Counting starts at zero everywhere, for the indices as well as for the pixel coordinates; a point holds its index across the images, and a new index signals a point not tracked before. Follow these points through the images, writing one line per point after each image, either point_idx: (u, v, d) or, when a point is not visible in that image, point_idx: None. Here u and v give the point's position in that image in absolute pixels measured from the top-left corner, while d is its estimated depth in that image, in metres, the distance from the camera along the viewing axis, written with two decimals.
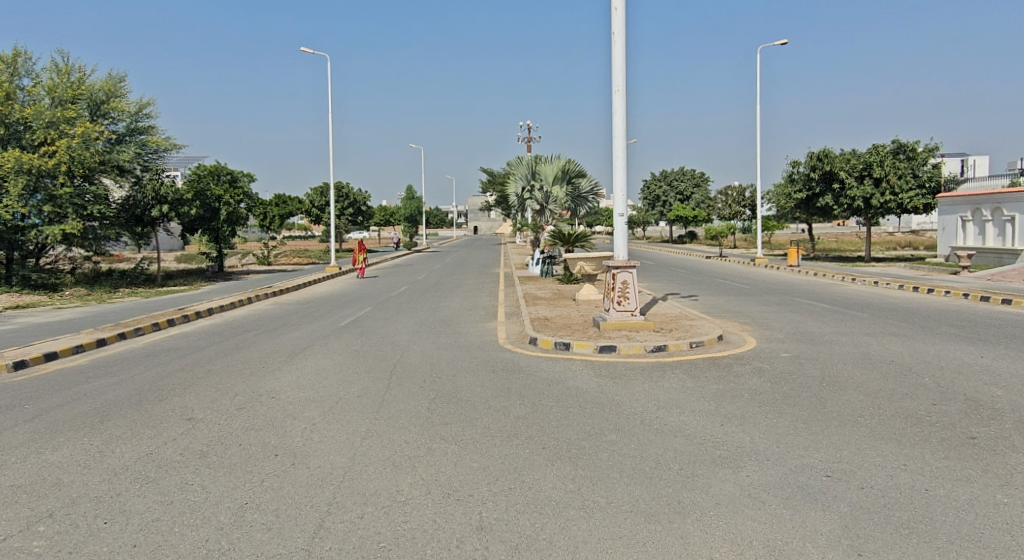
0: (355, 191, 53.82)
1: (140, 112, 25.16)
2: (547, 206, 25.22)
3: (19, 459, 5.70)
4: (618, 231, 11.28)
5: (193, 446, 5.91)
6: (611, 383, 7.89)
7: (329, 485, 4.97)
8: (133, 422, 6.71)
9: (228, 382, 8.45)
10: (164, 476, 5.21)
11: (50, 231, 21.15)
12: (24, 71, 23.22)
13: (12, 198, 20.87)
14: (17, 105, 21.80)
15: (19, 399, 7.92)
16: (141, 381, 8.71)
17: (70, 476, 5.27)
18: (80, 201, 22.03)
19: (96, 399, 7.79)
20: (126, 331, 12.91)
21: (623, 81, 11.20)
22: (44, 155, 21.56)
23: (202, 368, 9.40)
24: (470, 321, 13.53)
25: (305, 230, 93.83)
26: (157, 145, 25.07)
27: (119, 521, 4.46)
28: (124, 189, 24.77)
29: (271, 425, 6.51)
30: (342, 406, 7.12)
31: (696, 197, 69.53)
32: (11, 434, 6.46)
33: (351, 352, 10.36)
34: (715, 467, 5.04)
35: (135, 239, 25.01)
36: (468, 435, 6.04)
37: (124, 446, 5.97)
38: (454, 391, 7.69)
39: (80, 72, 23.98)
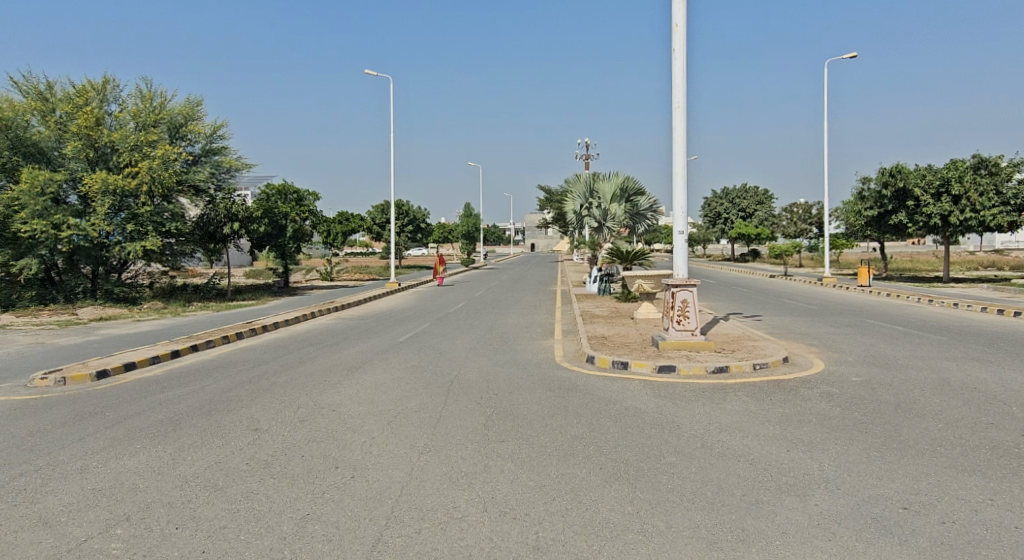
0: (414, 209, 54.77)
1: (215, 134, 26.25)
2: (604, 223, 24.91)
3: (99, 464, 5.96)
4: (678, 249, 11.09)
5: (259, 456, 6.07)
6: (670, 404, 7.72)
7: (387, 498, 5.01)
8: (204, 432, 6.94)
9: (292, 394, 8.65)
10: (231, 485, 5.35)
11: (132, 248, 22.39)
12: (113, 97, 24.56)
13: (98, 217, 22.05)
14: (105, 130, 23.03)
15: (99, 407, 8.29)
16: (210, 391, 9.00)
17: (146, 482, 5.46)
18: (158, 220, 23.22)
19: (169, 408, 8.08)
20: (198, 343, 13.41)
21: (684, 96, 11.08)
22: (128, 176, 22.80)
23: (268, 380, 9.66)
24: (526, 338, 13.55)
25: (366, 247, 96.48)
26: (231, 165, 26.02)
27: (190, 527, 4.59)
28: (199, 208, 25.83)
29: (332, 437, 6.63)
30: (400, 421, 7.18)
31: (759, 214, 68.18)
32: (93, 439, 6.78)
33: (409, 367, 10.49)
34: (781, 495, 4.86)
35: (208, 255, 26.02)
36: (524, 453, 6.00)
37: (196, 454, 6.17)
38: (511, 408, 7.67)
39: (162, 97, 25.16)
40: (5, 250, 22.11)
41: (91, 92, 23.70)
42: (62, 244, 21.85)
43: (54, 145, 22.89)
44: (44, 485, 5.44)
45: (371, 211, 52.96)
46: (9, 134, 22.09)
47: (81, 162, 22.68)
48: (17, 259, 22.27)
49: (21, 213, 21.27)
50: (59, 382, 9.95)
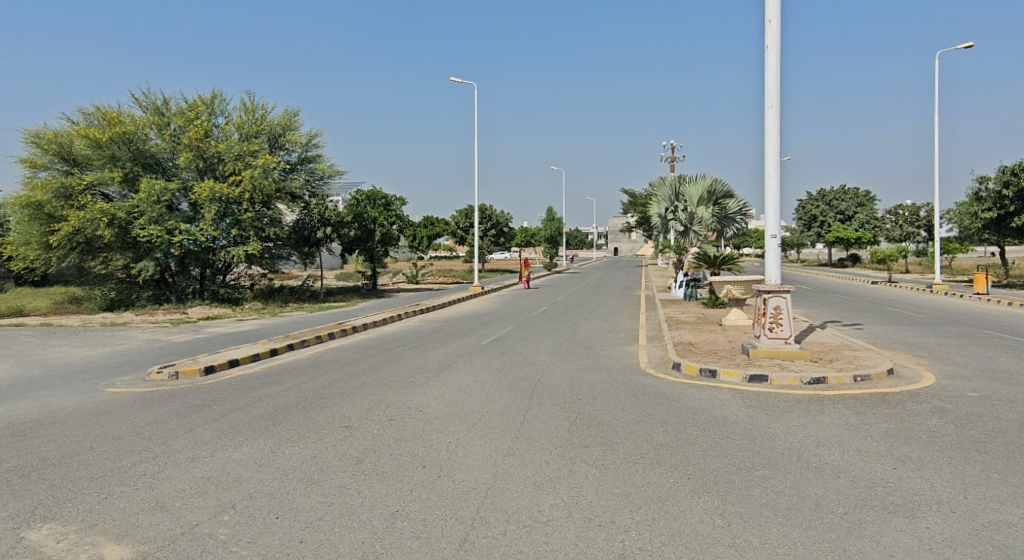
0: (497, 213, 55.30)
1: (311, 143, 27.39)
2: (691, 227, 24.35)
3: (208, 454, 6.32)
4: (771, 254, 10.69)
5: (351, 452, 6.27)
6: (763, 414, 7.44)
7: (472, 499, 5.06)
8: (300, 427, 7.23)
9: (381, 394, 8.90)
10: (326, 479, 5.55)
11: (235, 252, 23.71)
12: (220, 110, 26.03)
13: (206, 222, 23.46)
14: (213, 141, 24.49)
15: (206, 400, 8.79)
16: (305, 389, 9.39)
17: (249, 472, 5.74)
18: (259, 225, 24.50)
19: (268, 404, 8.48)
20: (294, 343, 14.01)
21: (777, 95, 10.69)
22: (232, 184, 24.14)
23: (358, 380, 9.98)
24: (610, 343, 13.41)
25: (450, 251, 98.25)
26: (324, 172, 27.10)
27: (289, 517, 4.79)
28: (295, 213, 27.03)
29: (419, 437, 6.77)
30: (485, 423, 7.24)
31: (860, 217, 64.91)
32: (201, 430, 7.20)
33: (493, 370, 10.58)
34: (888, 515, 4.59)
35: (303, 258, 27.20)
36: (609, 460, 5.93)
37: (293, 448, 6.45)
38: (595, 414, 7.60)
39: (263, 109, 26.48)
40: (125, 253, 23.85)
41: (200, 106, 25.21)
42: (175, 247, 23.40)
43: (168, 156, 24.50)
44: (160, 472, 5.82)
45: (456, 215, 53.88)
46: (130, 147, 23.82)
47: (192, 171, 24.17)
48: (135, 261, 23.94)
49: (139, 219, 22.91)
50: (172, 376, 10.66)
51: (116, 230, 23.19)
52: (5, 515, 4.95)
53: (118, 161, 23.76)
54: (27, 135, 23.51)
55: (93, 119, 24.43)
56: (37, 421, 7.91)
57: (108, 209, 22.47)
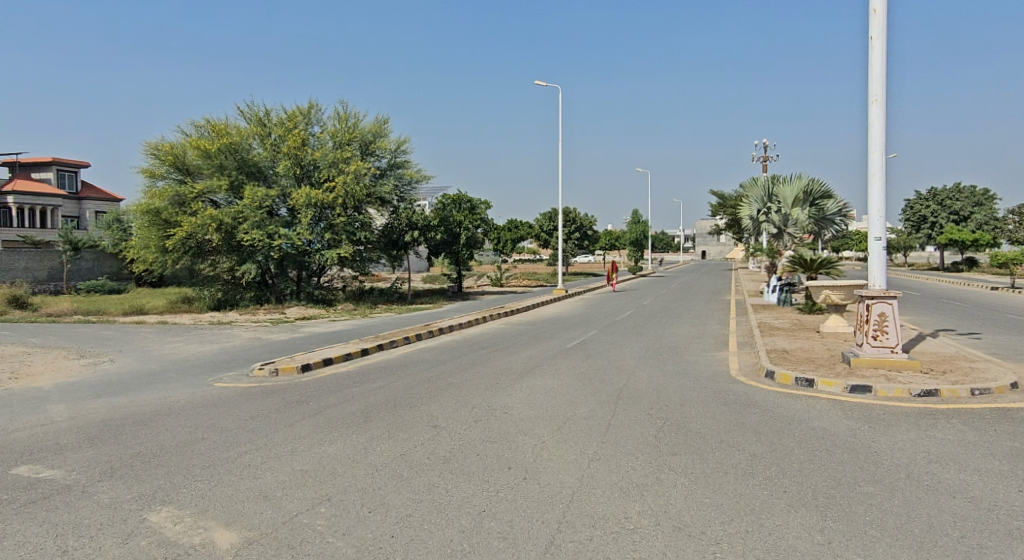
0: (581, 216, 54.91)
1: (400, 149, 28.08)
2: (785, 229, 23.36)
3: (305, 447, 6.57)
4: (875, 257, 10.10)
5: (439, 451, 6.35)
6: (867, 428, 7.02)
7: (558, 502, 5.01)
8: (390, 425, 7.40)
9: (467, 395, 8.99)
10: (415, 476, 5.64)
11: (329, 255, 24.63)
12: (315, 119, 27.11)
13: (303, 227, 24.48)
14: (309, 149, 25.56)
15: (302, 397, 9.15)
16: (395, 388, 9.61)
17: (342, 467, 5.91)
18: (351, 229, 25.34)
19: (360, 402, 8.73)
20: (383, 343, 14.40)
21: (883, 88, 10.10)
22: (327, 190, 25.10)
23: (445, 380, 10.13)
24: (699, 349, 13.05)
25: (534, 254, 98.66)
26: (412, 177, 27.72)
27: (380, 512, 4.89)
28: (384, 217, 27.77)
29: (504, 438, 6.78)
30: (571, 427, 7.18)
31: (976, 218, 60.51)
32: (299, 425, 7.49)
33: (577, 373, 10.49)
34: (1013, 542, 4.22)
35: (392, 261, 27.92)
36: (699, 469, 5.74)
37: (384, 445, 6.61)
38: (684, 421, 7.40)
39: (355, 117, 27.37)
40: (231, 256, 25.23)
41: (298, 116, 26.31)
42: (274, 251, 24.58)
43: (269, 165, 25.73)
44: (263, 462, 6.09)
45: (539, 218, 53.95)
46: (236, 156, 25.26)
47: (290, 178, 25.30)
48: (240, 264, 25.31)
49: (243, 224, 24.19)
50: (272, 373, 11.18)
51: (223, 235, 24.58)
52: (128, 497, 5.30)
53: (225, 170, 25.21)
54: (147, 147, 25.22)
55: (204, 131, 25.95)
56: (153, 411, 8.45)
57: (215, 215, 23.86)
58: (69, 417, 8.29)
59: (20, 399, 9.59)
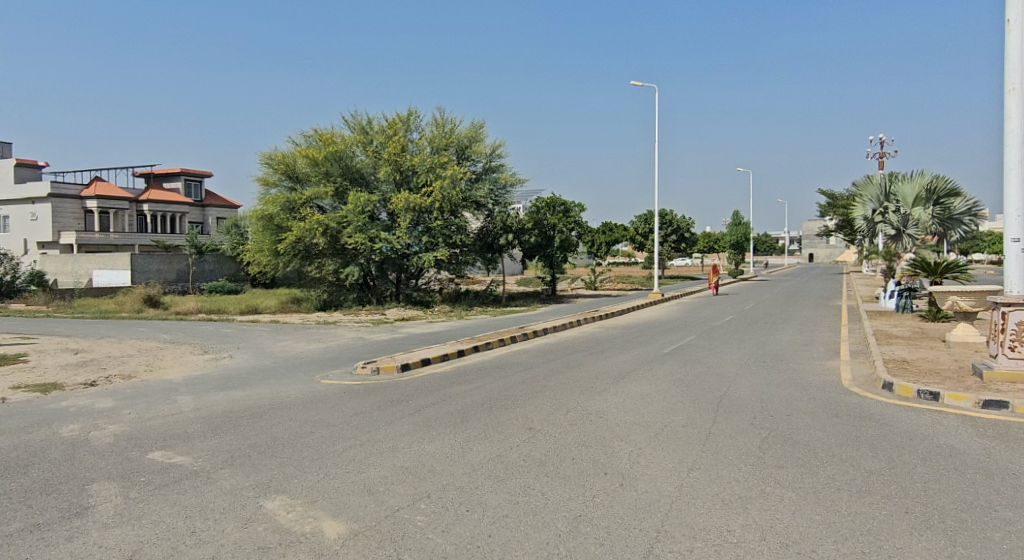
0: (678, 218, 53.64)
1: (495, 154, 28.37)
2: (904, 231, 21.80)
3: (405, 445, 6.73)
4: (1012, 260, 9.25)
5: (535, 454, 6.33)
6: (1003, 448, 6.42)
7: (657, 511, 4.87)
8: (487, 426, 7.46)
9: (563, 398, 8.94)
10: (511, 478, 5.64)
11: (426, 258, 25.23)
12: (415, 126, 27.86)
13: (402, 230, 25.21)
14: (408, 155, 26.30)
15: (403, 395, 9.39)
16: (491, 389, 9.69)
17: (441, 465, 6.00)
18: (447, 232, 25.87)
19: (457, 402, 8.86)
20: (480, 345, 14.57)
21: (1021, 76, 9.26)
22: (424, 195, 25.72)
23: (541, 383, 10.12)
24: (807, 357, 12.42)
25: (630, 257, 97.38)
26: (507, 181, 27.93)
27: (477, 511, 4.92)
28: (479, 221, 28.14)
29: (601, 443, 6.68)
30: (670, 434, 6.99)
31: None
32: (399, 423, 7.68)
33: (676, 379, 10.22)
34: None
35: (486, 264, 28.28)
36: (810, 483, 5.43)
37: (481, 445, 6.66)
38: (791, 432, 7.04)
39: (453, 123, 27.92)
40: (335, 259, 26.35)
41: (399, 123, 27.08)
42: (375, 254, 25.47)
43: (371, 171, 26.68)
44: (366, 458, 6.28)
45: (635, 221, 53.18)
46: (341, 163, 26.36)
47: (391, 184, 26.13)
48: (344, 266, 26.37)
49: (347, 228, 25.23)
50: (374, 371, 11.54)
51: (329, 239, 25.72)
52: (245, 484, 5.60)
53: (331, 176, 26.39)
54: (262, 157, 26.75)
55: (312, 140, 27.26)
56: (267, 405, 8.91)
57: (322, 220, 25.01)
58: (193, 408, 8.88)
59: (151, 390, 10.36)
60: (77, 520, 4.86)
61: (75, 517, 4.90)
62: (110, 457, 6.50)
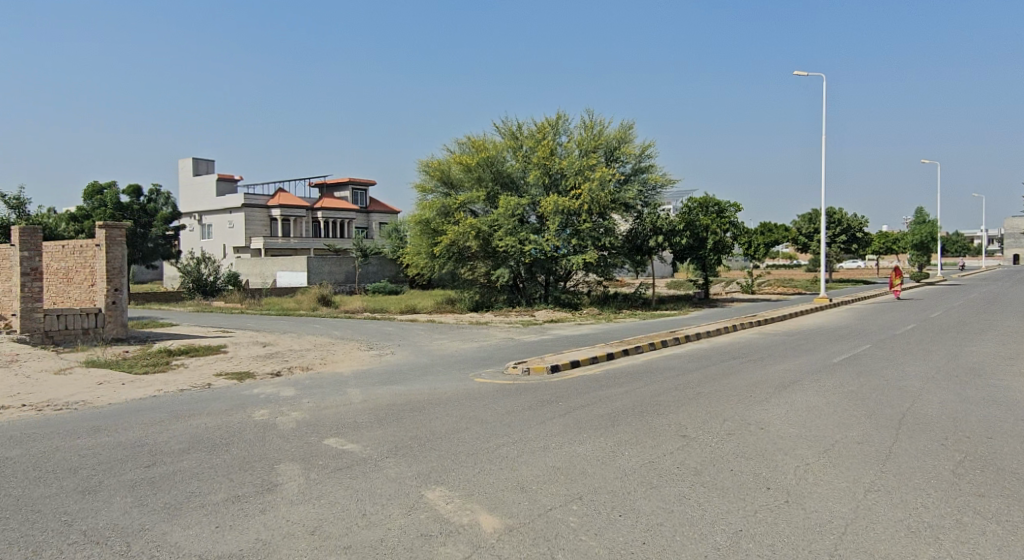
0: (849, 217, 49.77)
1: (645, 154, 27.84)
2: None
3: (557, 445, 6.81)
4: None
5: (690, 462, 6.17)
6: None
7: (829, 533, 4.58)
8: (639, 431, 7.36)
9: (720, 406, 8.63)
10: (665, 485, 5.54)
11: (575, 260, 25.35)
12: (563, 129, 28.05)
13: (551, 233, 25.53)
14: (557, 159, 26.57)
15: (554, 396, 9.50)
16: (643, 394, 9.56)
17: (593, 468, 6.01)
18: (596, 234, 25.82)
19: (609, 405, 8.83)
20: (630, 348, 14.41)
21: None
22: (573, 198, 25.83)
23: (695, 389, 9.81)
24: (1008, 372, 11.03)
25: (793, 259, 91.72)
26: (657, 181, 27.29)
27: (631, 517, 4.88)
28: (628, 223, 27.78)
29: (763, 456, 6.37)
30: (840, 450, 6.53)
31: None
32: (551, 423, 7.78)
33: (847, 392, 9.50)
34: None
35: (635, 266, 27.88)
36: (1015, 517, 4.84)
37: (633, 450, 6.59)
38: (989, 457, 6.31)
39: (601, 125, 27.79)
40: (487, 261, 27.17)
41: (547, 128, 27.42)
42: (525, 256, 25.98)
43: (520, 175, 27.23)
44: (519, 456, 6.43)
45: (799, 220, 50.06)
46: (492, 168, 27.20)
47: (540, 188, 26.53)
48: (494, 268, 27.16)
49: (498, 231, 25.96)
50: (525, 372, 11.78)
51: (481, 242, 26.61)
52: (409, 474, 5.94)
53: (483, 181, 27.31)
54: (420, 165, 28.23)
55: (465, 147, 28.36)
56: (427, 400, 9.38)
57: (475, 224, 25.93)
58: (361, 400, 9.55)
59: (326, 381, 11.28)
60: (269, 495, 5.39)
61: (267, 492, 5.45)
62: (293, 440, 7.16)
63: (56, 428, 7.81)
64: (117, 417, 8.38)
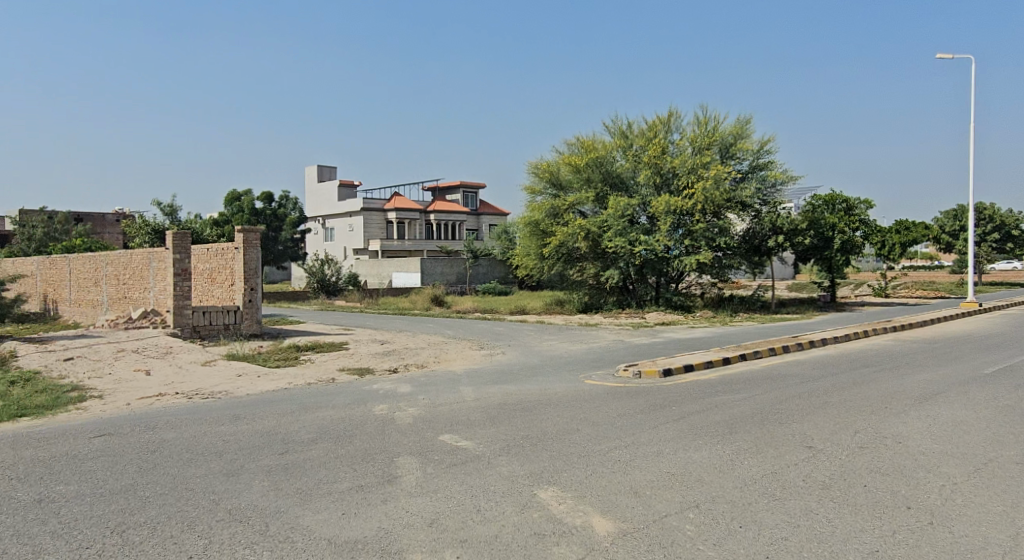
0: (1003, 213, 45.52)
1: (763, 150, 26.68)
2: None
3: (671, 451, 6.67)
4: None
5: (816, 475, 5.86)
6: None
7: None
8: (759, 440, 7.08)
9: (850, 417, 8.13)
10: (789, 498, 5.30)
11: (688, 261, 24.71)
12: (676, 127, 27.42)
13: (662, 233, 25.04)
14: (669, 157, 25.99)
15: (667, 401, 9.31)
16: (763, 401, 9.18)
17: (710, 476, 5.84)
18: (710, 235, 25.04)
19: (726, 412, 8.54)
20: (747, 353, 13.87)
21: None
22: (686, 197, 25.19)
23: (820, 398, 9.31)
24: None
25: (932, 260, 84.91)
26: (776, 178, 26.07)
27: (753, 528, 4.72)
28: (745, 222, 26.72)
29: (900, 473, 5.95)
30: (991, 471, 5.99)
31: None
32: (664, 428, 7.64)
33: (998, 406, 8.69)
34: None
35: (753, 267, 26.76)
36: None
37: (752, 459, 6.35)
38: None
39: (716, 121, 26.93)
40: (596, 263, 27.03)
41: (659, 126, 26.88)
42: (635, 258, 25.61)
43: (630, 175, 26.87)
44: (633, 460, 6.35)
45: (943, 218, 46.36)
46: (602, 169, 27.05)
47: (650, 187, 26.07)
48: (604, 270, 26.98)
49: (608, 232, 25.80)
50: (636, 374, 11.63)
51: (590, 243, 26.52)
52: (523, 473, 6.01)
53: (592, 182, 27.21)
54: (529, 167, 28.55)
55: (574, 148, 28.38)
56: (539, 401, 9.46)
57: (584, 225, 25.89)
58: (474, 398, 9.76)
59: (441, 379, 11.63)
60: (389, 486, 5.63)
61: (387, 483, 5.70)
62: (410, 434, 7.43)
63: (203, 414, 8.54)
64: (254, 406, 9.06)
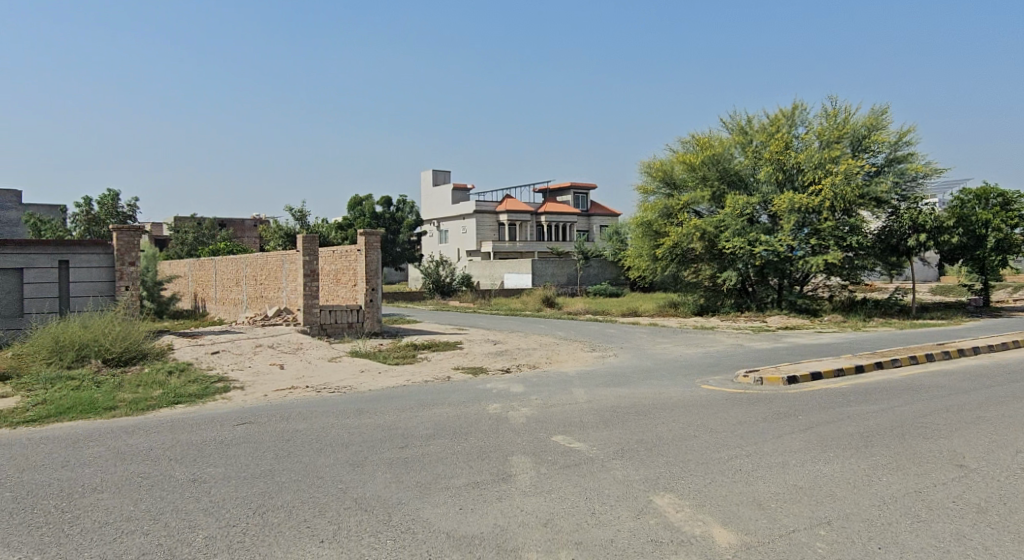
0: None
1: (901, 141, 24.78)
2: None
3: (799, 463, 6.29)
4: None
5: (968, 497, 5.33)
6: None
7: None
8: (898, 455, 6.54)
9: (1008, 434, 7.34)
10: (937, 520, 4.85)
11: (814, 262, 23.36)
12: (801, 120, 26.07)
13: (785, 233, 23.85)
14: (793, 153, 24.70)
15: (793, 410, 8.81)
16: (903, 413, 8.47)
17: (843, 492, 5.46)
18: (839, 233, 23.56)
19: (859, 423, 7.96)
20: (883, 361, 12.89)
21: None
22: (812, 194, 23.85)
23: (971, 413, 8.48)
24: None
25: None
26: (917, 171, 24.12)
27: (894, 551, 4.35)
28: (881, 219, 24.89)
29: None
30: None
31: None
32: (790, 438, 7.22)
33: None
34: None
35: (890, 268, 24.88)
36: None
37: (891, 476, 5.87)
38: None
39: (846, 112, 25.33)
40: (713, 263, 26.16)
41: (782, 119, 25.64)
42: (755, 258, 24.53)
43: (750, 172, 25.81)
44: (756, 471, 6.04)
45: None
46: (719, 166, 26.18)
47: (772, 185, 24.92)
48: (721, 271, 26.07)
49: (725, 232, 24.90)
50: (758, 381, 11.09)
51: (706, 243, 25.72)
52: (638, 477, 5.87)
53: (708, 180, 26.41)
54: (642, 167, 28.14)
55: (689, 145, 27.69)
56: (654, 405, 9.22)
57: (700, 224, 25.16)
58: (588, 400, 9.67)
59: (554, 380, 11.61)
60: (503, 484, 5.67)
61: (502, 482, 5.73)
62: (524, 434, 7.45)
63: (331, 407, 8.98)
64: (376, 402, 9.41)
